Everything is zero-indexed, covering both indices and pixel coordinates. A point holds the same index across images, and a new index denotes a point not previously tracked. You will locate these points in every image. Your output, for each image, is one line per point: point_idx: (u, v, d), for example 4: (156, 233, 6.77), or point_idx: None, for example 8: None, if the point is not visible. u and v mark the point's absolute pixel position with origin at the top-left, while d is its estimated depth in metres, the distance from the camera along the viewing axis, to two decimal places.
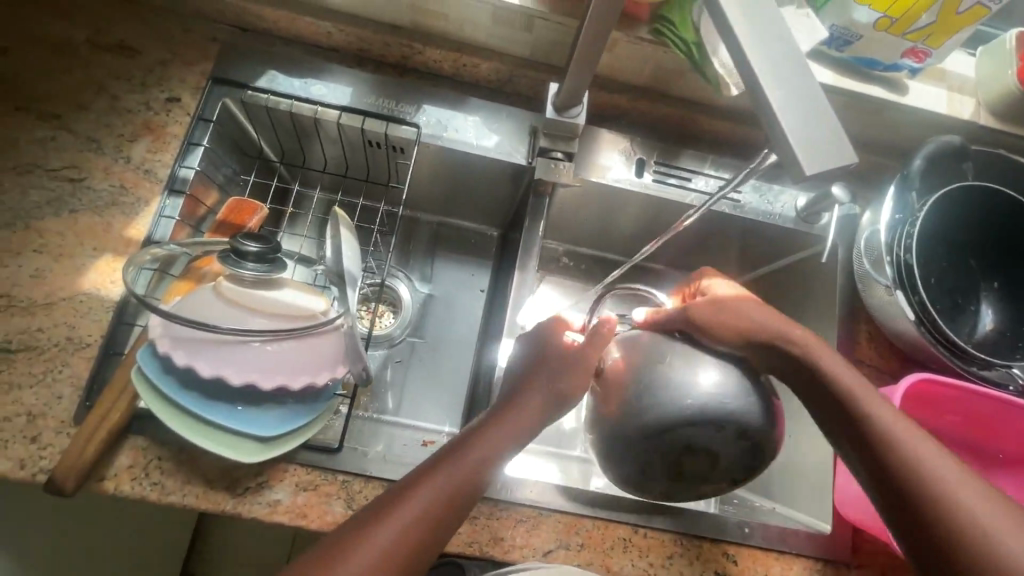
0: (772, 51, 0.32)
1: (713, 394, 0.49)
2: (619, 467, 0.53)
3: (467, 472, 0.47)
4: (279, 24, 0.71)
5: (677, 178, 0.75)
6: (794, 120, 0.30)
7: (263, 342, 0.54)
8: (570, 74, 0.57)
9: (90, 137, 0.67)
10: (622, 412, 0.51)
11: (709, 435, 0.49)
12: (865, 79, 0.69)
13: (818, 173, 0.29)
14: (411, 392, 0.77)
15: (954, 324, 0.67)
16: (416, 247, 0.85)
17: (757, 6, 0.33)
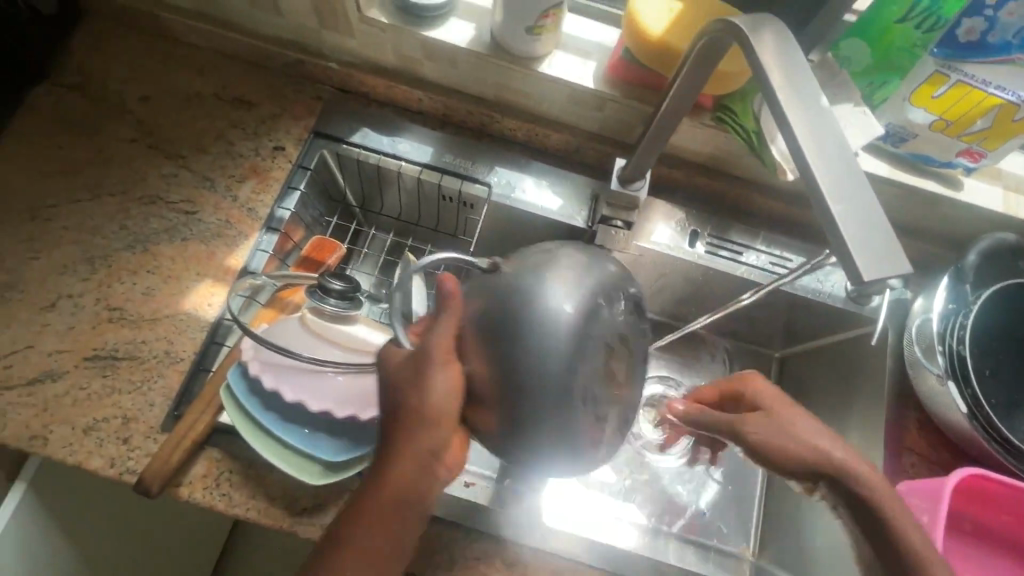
0: (834, 166, 0.36)
1: (579, 286, 0.47)
2: (540, 420, 0.45)
3: (387, 505, 0.44)
4: (377, 90, 0.80)
5: (729, 252, 0.78)
6: (853, 229, 0.34)
7: (338, 374, 0.60)
8: (639, 153, 0.63)
9: (206, 176, 0.77)
10: (518, 345, 0.45)
11: (600, 321, 0.47)
12: (920, 174, 0.72)
13: (880, 278, 0.32)
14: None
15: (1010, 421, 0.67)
16: None
17: (818, 128, 0.38)
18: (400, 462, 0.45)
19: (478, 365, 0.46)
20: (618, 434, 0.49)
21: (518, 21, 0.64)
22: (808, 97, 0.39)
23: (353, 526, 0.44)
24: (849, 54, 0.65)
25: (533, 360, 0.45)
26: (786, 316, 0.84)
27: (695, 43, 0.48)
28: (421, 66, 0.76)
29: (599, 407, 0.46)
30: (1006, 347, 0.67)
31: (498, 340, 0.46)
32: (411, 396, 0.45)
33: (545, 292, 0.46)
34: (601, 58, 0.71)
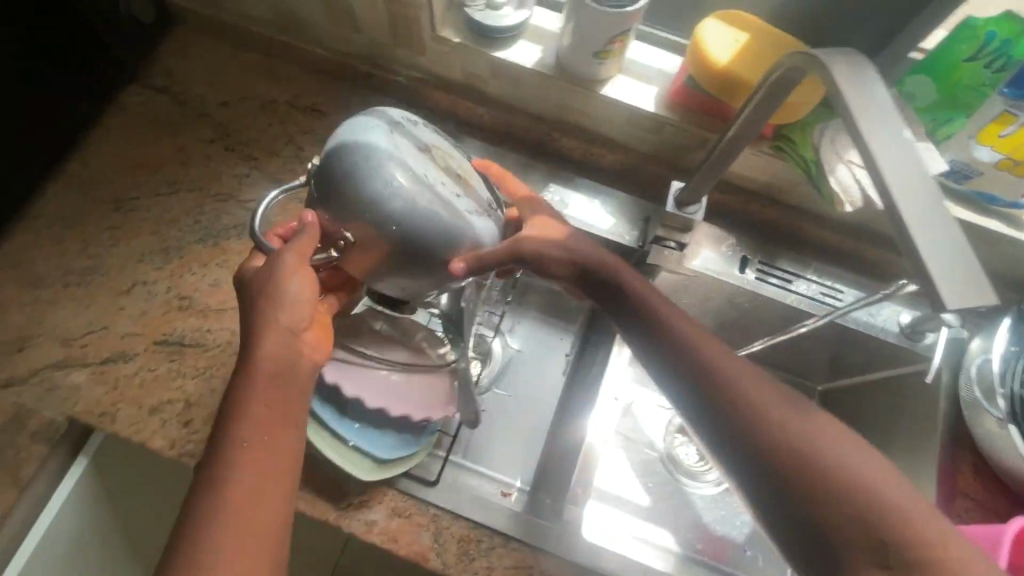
0: (918, 200, 0.37)
1: (380, 125, 0.51)
2: (428, 231, 0.50)
3: (260, 394, 0.48)
4: (441, 104, 0.84)
5: (779, 278, 0.78)
6: (939, 262, 0.35)
7: (390, 372, 0.63)
8: (699, 176, 0.65)
9: (276, 178, 0.81)
10: (364, 191, 0.48)
11: (417, 139, 0.51)
12: (983, 213, 0.71)
13: (966, 310, 0.33)
14: (493, 440, 0.81)
15: None
16: (519, 305, 0.91)
17: (895, 162, 0.39)
18: (263, 350, 0.49)
19: (335, 228, 0.51)
20: (494, 222, 0.55)
21: (587, 46, 0.67)
22: (890, 131, 0.40)
23: (236, 425, 0.46)
24: (912, 90, 0.66)
25: (375, 190, 0.48)
26: (833, 349, 0.83)
27: (770, 75, 0.50)
28: (485, 84, 0.79)
29: (461, 202, 0.52)
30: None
31: (342, 201, 0.50)
32: (270, 301, 0.50)
33: (346, 138, 0.50)
34: (663, 84, 0.72)
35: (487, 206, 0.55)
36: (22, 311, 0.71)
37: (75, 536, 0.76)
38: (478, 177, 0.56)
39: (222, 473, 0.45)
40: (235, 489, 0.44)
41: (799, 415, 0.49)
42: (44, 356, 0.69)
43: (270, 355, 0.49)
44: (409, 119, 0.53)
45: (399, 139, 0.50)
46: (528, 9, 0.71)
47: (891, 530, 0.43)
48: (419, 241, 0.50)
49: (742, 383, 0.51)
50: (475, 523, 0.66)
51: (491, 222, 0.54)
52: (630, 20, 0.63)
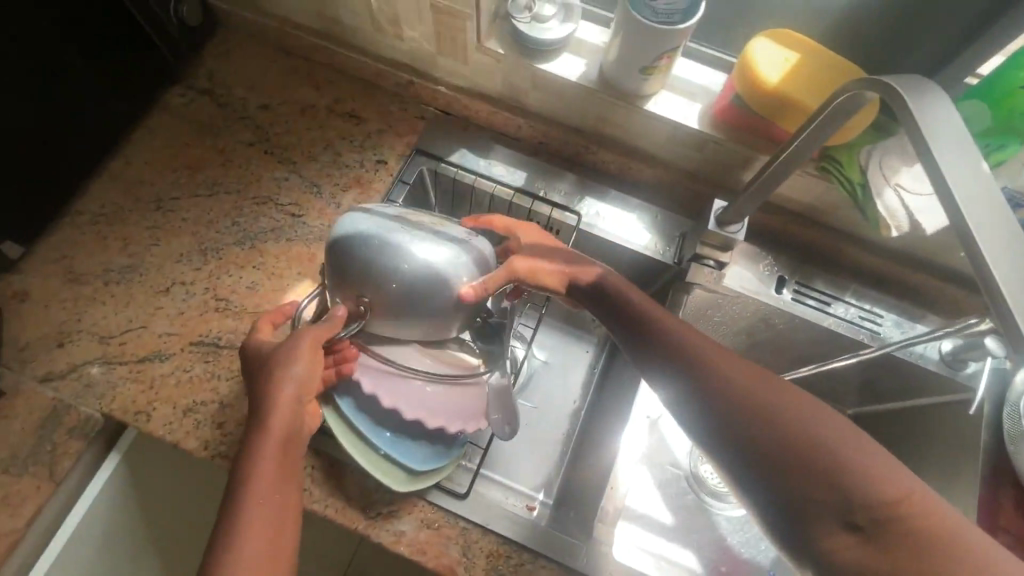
0: (997, 236, 0.37)
1: (364, 215, 0.59)
2: (436, 281, 0.58)
3: (273, 452, 0.49)
4: (478, 114, 0.84)
5: (816, 300, 0.77)
6: (1018, 299, 0.36)
7: (425, 384, 0.62)
8: (742, 199, 0.65)
9: (313, 183, 0.81)
10: (371, 269, 0.56)
11: (398, 217, 0.60)
12: None
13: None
14: (519, 453, 0.80)
15: None
16: (548, 317, 0.91)
17: (973, 197, 0.39)
18: (274, 413, 0.50)
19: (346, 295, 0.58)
20: (485, 260, 0.63)
21: (634, 61, 0.66)
22: (969, 163, 0.40)
23: (247, 486, 0.47)
24: (967, 113, 0.64)
25: (377, 258, 0.56)
26: (869, 373, 0.81)
27: (831, 100, 0.50)
28: (525, 96, 0.79)
29: (452, 254, 0.60)
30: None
31: (351, 281, 0.57)
32: (278, 376, 0.52)
33: (341, 235, 0.58)
34: (707, 101, 0.72)
35: (475, 247, 0.63)
36: (64, 307, 0.72)
37: (105, 530, 0.77)
38: (459, 230, 0.65)
39: (234, 531, 0.45)
40: (250, 543, 0.45)
41: (803, 408, 0.48)
42: (84, 353, 0.69)
43: (278, 424, 0.50)
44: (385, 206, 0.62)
45: (384, 218, 0.59)
46: (574, 23, 0.71)
47: (897, 526, 0.42)
48: (420, 297, 0.58)
49: (742, 378, 0.51)
50: (504, 538, 0.65)
51: (481, 268, 0.62)
52: (680, 37, 0.63)
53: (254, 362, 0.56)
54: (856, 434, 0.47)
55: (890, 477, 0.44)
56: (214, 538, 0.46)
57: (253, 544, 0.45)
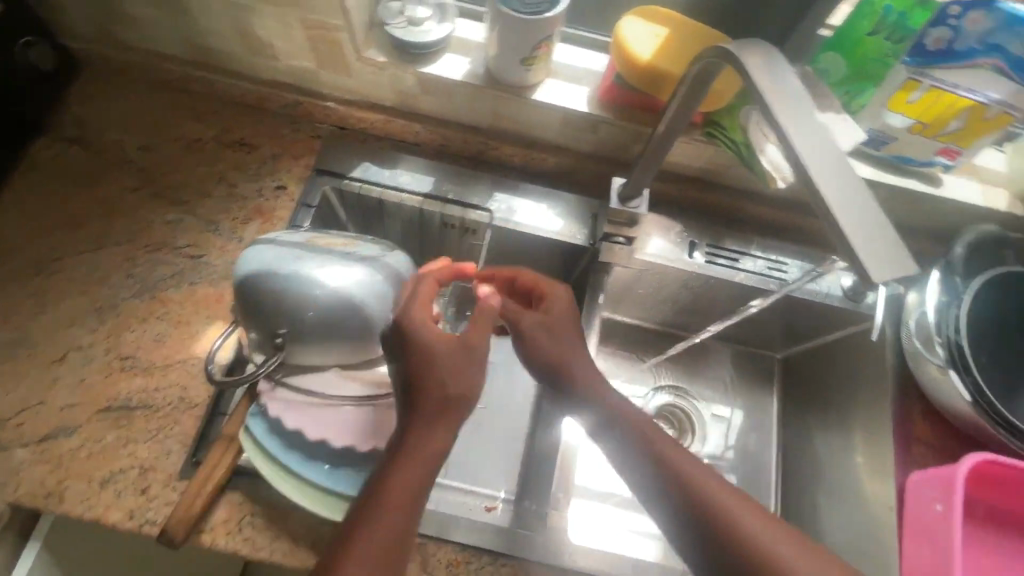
0: (841, 184, 0.40)
1: (268, 247, 0.60)
2: (350, 302, 0.59)
3: (409, 481, 0.50)
4: (374, 125, 0.83)
5: (726, 259, 0.81)
6: (864, 238, 0.38)
7: (355, 408, 0.62)
8: (638, 169, 0.66)
9: (210, 220, 0.77)
10: (280, 297, 0.57)
11: (305, 245, 0.61)
12: (901, 174, 0.73)
13: (888, 281, 0.37)
14: (472, 455, 0.79)
15: (1010, 405, 0.68)
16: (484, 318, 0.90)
17: (817, 152, 0.41)
18: (433, 428, 0.53)
19: (259, 330, 0.58)
20: (402, 270, 0.65)
21: (512, 54, 0.67)
22: (798, 117, 0.43)
23: (381, 503, 0.49)
24: (827, 66, 0.69)
25: (285, 287, 0.57)
26: (784, 316, 0.88)
27: (689, 69, 0.52)
28: (416, 101, 0.78)
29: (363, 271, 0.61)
30: (990, 324, 0.69)
31: (260, 315, 0.58)
32: (442, 385, 0.54)
33: (246, 272, 0.58)
34: (592, 83, 0.73)
35: (390, 259, 0.65)
36: None
37: None
38: (372, 244, 0.66)
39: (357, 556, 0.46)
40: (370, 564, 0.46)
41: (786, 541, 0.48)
42: None
43: (432, 450, 0.52)
44: (293, 235, 0.64)
45: (288, 248, 0.60)
46: (450, 22, 0.70)
47: None
48: (330, 323, 0.59)
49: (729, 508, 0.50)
50: (462, 545, 0.65)
51: (395, 285, 0.63)
52: (550, 25, 0.64)
53: (417, 349, 0.55)
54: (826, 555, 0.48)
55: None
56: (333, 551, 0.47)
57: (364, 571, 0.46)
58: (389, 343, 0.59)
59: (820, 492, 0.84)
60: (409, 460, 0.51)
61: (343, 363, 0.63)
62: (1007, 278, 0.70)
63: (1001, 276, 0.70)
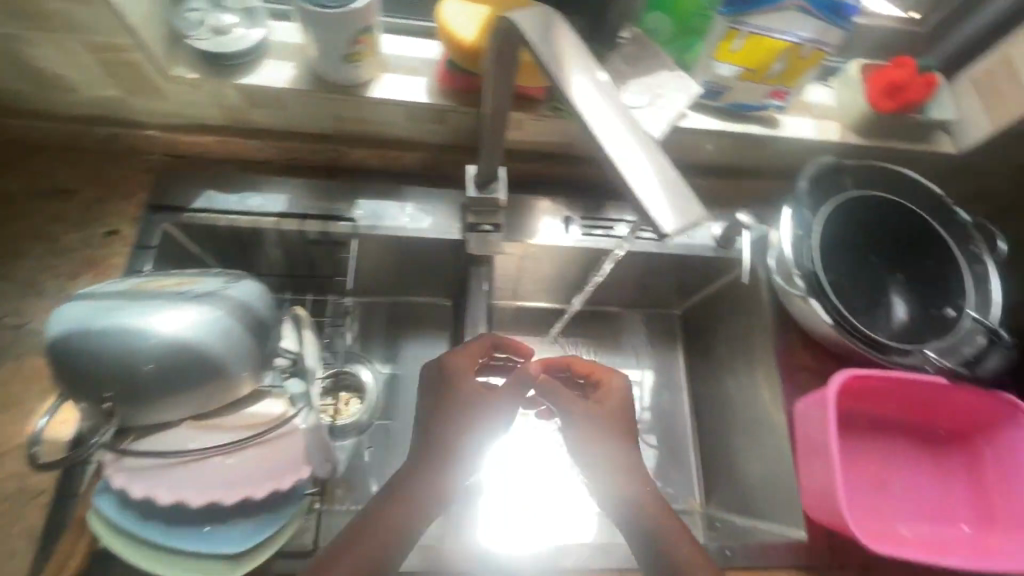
0: (628, 142, 0.41)
1: (82, 302, 0.54)
2: (186, 345, 0.54)
3: (392, 530, 0.56)
4: (211, 148, 0.76)
5: (603, 229, 0.80)
6: (651, 193, 0.39)
7: (222, 458, 0.56)
8: (485, 153, 0.63)
9: (34, 283, 0.68)
10: (101, 354, 0.51)
11: (129, 293, 0.56)
12: (742, 120, 0.76)
13: (685, 232, 0.37)
14: (382, 463, 0.84)
15: (870, 319, 0.73)
16: (377, 331, 0.92)
17: (603, 118, 0.42)
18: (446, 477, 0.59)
19: (81, 396, 0.52)
20: (250, 300, 0.60)
21: (331, 52, 0.63)
22: (592, 88, 0.43)
23: (361, 541, 0.56)
24: (654, 27, 0.71)
25: (105, 343, 0.51)
26: (671, 275, 0.90)
27: (493, 34, 0.50)
28: (249, 116, 0.72)
29: (198, 308, 0.56)
30: (834, 249, 0.75)
31: (80, 379, 0.51)
32: (451, 437, 0.60)
33: (54, 333, 0.52)
34: (429, 71, 0.70)
35: (235, 291, 0.60)
36: None
37: None
38: (213, 279, 0.61)
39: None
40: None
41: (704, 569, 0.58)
42: None
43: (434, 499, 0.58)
44: (119, 283, 0.58)
45: (105, 298, 0.54)
46: (261, 27, 0.65)
47: None
48: (173, 373, 0.53)
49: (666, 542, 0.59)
50: None
51: (242, 318, 0.58)
52: (363, 16, 0.60)
53: (441, 392, 0.63)
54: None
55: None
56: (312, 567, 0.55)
57: None
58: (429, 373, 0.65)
59: (730, 435, 0.87)
60: (406, 510, 0.57)
61: (198, 414, 0.57)
62: (846, 204, 0.75)
63: (841, 204, 0.75)
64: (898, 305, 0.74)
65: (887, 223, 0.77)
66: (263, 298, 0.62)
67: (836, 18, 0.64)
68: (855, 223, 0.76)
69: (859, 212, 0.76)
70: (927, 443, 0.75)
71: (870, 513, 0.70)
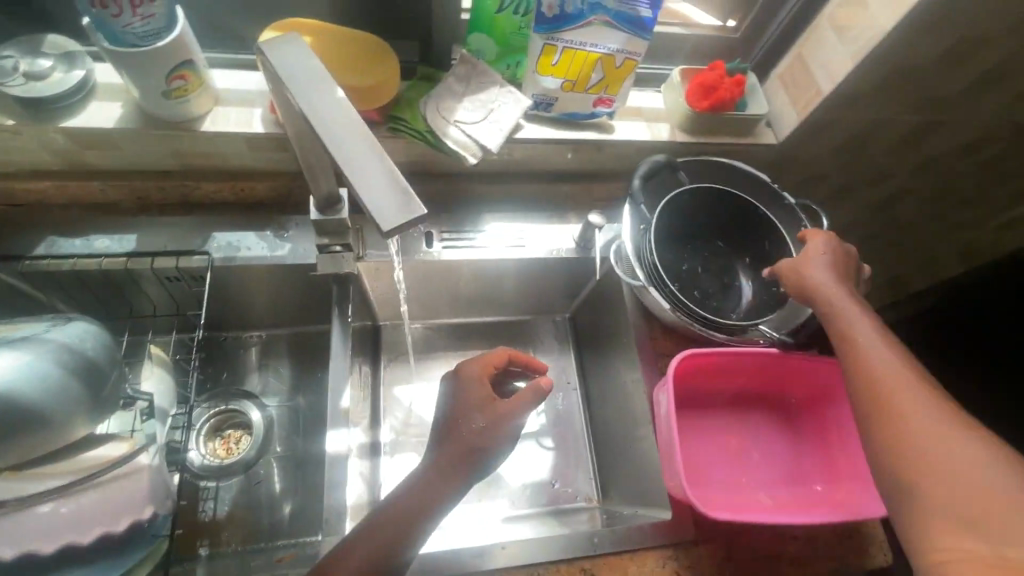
0: (352, 144, 0.41)
1: None
2: None
3: (400, 516, 0.55)
4: (51, 194, 0.75)
5: (465, 241, 0.85)
6: (371, 192, 0.39)
7: (54, 505, 0.55)
8: (315, 176, 0.61)
9: None
10: None
11: None
12: (577, 127, 0.82)
13: (394, 229, 0.38)
14: (279, 492, 0.87)
15: (710, 302, 0.79)
16: (269, 359, 0.96)
17: (331, 122, 0.42)
18: (464, 460, 0.58)
19: None
20: (74, 340, 0.59)
21: (149, 90, 0.63)
22: (322, 94, 0.43)
23: (380, 523, 0.55)
24: (479, 47, 0.76)
25: None
26: (545, 280, 0.94)
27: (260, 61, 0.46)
28: (86, 157, 0.72)
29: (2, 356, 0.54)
30: (685, 244, 0.82)
31: None
32: (479, 436, 0.59)
33: None
34: (266, 103, 0.73)
35: (57, 333, 0.59)
36: None
37: None
38: (39, 324, 0.60)
39: (342, 550, 0.53)
40: (347, 557, 0.53)
41: (913, 391, 0.52)
42: None
43: (462, 471, 0.58)
44: None
45: None
46: (80, 71, 0.66)
47: (895, 444, 0.50)
48: None
49: (886, 376, 0.53)
50: None
51: (62, 361, 0.56)
52: (173, 53, 0.61)
53: (467, 381, 0.65)
54: (900, 362, 0.54)
55: (990, 482, 0.46)
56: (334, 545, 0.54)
57: (352, 558, 0.53)
58: (461, 369, 0.68)
59: (613, 427, 0.90)
60: (416, 496, 0.56)
61: (19, 463, 0.54)
62: (686, 195, 0.80)
63: (680, 195, 0.80)
64: (745, 287, 0.81)
65: (732, 209, 0.81)
66: (94, 338, 0.60)
67: (638, 30, 0.69)
68: (700, 216, 0.82)
69: (703, 203, 0.81)
70: (783, 413, 0.80)
71: (730, 487, 0.75)
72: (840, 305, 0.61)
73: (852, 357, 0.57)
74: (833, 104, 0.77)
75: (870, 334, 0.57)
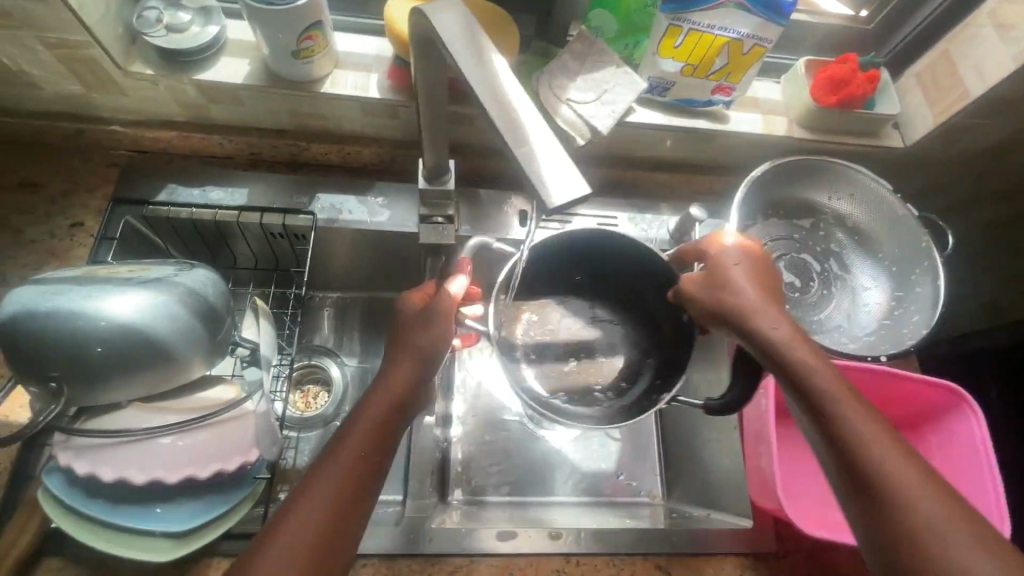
0: (513, 116, 0.41)
1: (30, 285, 0.56)
2: (125, 327, 0.55)
3: (348, 478, 0.49)
4: (174, 143, 0.79)
5: (558, 222, 0.84)
6: (535, 166, 0.39)
7: (173, 438, 0.59)
8: (428, 146, 0.61)
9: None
10: (44, 337, 0.53)
11: (75, 278, 0.57)
12: (691, 115, 0.78)
13: (562, 203, 0.37)
14: None
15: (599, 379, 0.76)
16: (350, 322, 0.98)
17: (496, 96, 0.42)
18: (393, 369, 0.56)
19: (29, 376, 0.54)
20: (200, 284, 0.62)
21: (282, 50, 0.65)
22: (478, 63, 0.43)
23: (317, 475, 0.48)
24: (599, 24, 0.73)
25: (46, 327, 0.53)
26: None
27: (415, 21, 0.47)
28: (209, 110, 0.75)
29: (142, 292, 0.57)
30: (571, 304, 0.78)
31: (28, 361, 0.54)
32: (418, 338, 0.58)
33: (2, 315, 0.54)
34: (381, 69, 0.73)
35: (186, 276, 0.61)
36: None
37: None
38: (166, 266, 0.63)
39: (293, 507, 0.47)
40: (292, 516, 0.46)
41: (875, 437, 0.48)
42: None
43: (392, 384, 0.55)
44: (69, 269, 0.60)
45: (50, 283, 0.56)
46: (214, 26, 0.68)
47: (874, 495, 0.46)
48: (122, 354, 0.55)
49: (843, 416, 0.50)
50: None
51: (192, 302, 0.59)
52: (311, 14, 0.62)
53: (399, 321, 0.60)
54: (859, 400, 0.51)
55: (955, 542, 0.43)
56: (267, 526, 0.46)
57: (302, 515, 0.46)
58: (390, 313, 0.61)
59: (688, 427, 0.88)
60: (345, 450, 0.50)
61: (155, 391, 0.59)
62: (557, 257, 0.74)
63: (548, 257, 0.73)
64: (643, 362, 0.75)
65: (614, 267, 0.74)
66: (215, 285, 0.63)
67: (773, 15, 0.65)
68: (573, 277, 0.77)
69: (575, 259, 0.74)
70: None
71: (820, 500, 0.73)
72: (762, 325, 0.56)
73: (808, 397, 0.52)
74: (979, 109, 0.71)
75: (805, 365, 0.53)
